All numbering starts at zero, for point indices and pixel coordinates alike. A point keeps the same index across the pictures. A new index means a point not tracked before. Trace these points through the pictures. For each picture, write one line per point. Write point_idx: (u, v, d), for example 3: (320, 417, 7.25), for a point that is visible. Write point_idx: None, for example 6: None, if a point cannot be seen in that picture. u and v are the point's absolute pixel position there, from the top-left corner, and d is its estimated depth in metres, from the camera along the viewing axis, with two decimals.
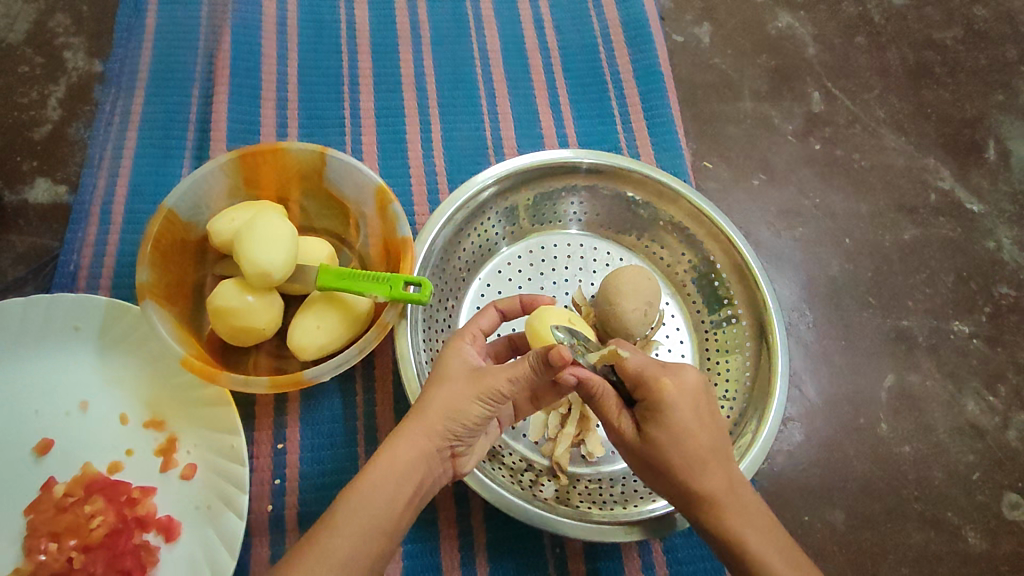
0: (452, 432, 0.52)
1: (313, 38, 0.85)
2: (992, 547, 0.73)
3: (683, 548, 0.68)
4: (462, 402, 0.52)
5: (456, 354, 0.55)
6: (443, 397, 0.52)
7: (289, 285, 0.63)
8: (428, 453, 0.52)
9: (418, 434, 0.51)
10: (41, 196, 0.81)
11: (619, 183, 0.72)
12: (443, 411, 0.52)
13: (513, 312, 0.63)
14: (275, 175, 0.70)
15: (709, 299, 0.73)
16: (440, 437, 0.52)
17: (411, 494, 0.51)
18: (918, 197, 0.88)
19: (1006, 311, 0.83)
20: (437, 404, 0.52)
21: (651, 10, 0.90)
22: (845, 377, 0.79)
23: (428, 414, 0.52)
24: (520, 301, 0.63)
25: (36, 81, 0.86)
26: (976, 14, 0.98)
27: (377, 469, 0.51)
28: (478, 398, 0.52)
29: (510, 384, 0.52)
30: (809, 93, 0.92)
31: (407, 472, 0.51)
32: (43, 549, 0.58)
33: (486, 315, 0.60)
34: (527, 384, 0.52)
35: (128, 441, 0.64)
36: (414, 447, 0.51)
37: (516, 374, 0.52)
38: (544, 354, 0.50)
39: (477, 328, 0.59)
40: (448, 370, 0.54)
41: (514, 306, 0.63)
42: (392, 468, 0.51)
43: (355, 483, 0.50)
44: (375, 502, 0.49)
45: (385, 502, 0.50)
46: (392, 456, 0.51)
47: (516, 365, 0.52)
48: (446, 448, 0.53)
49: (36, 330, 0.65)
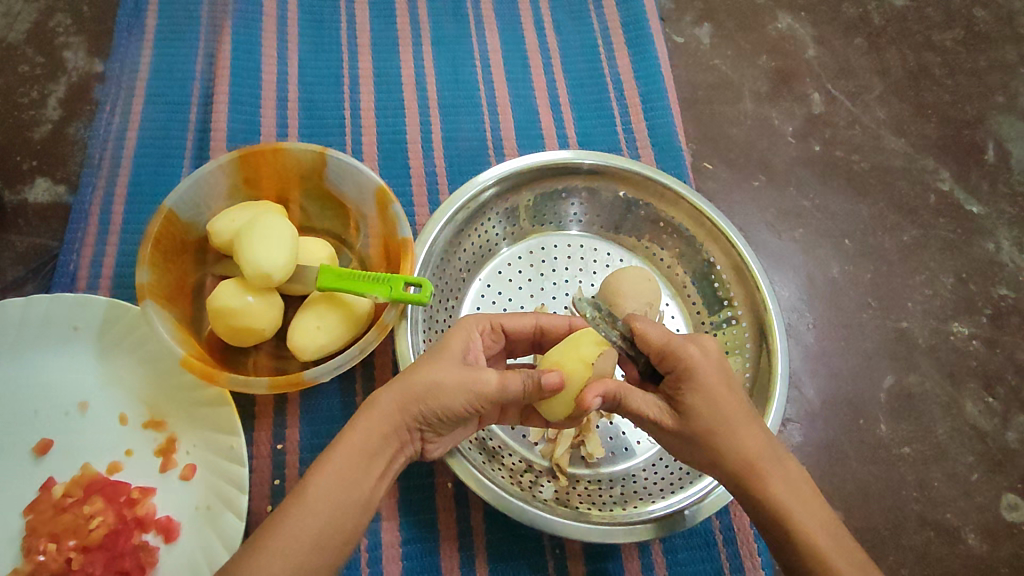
0: (426, 417, 0.51)
1: (314, 38, 0.85)
2: (992, 548, 0.73)
3: (683, 550, 0.68)
4: (445, 391, 0.51)
5: (457, 339, 0.55)
6: (428, 378, 0.51)
7: (290, 286, 0.63)
8: (397, 432, 0.52)
9: (392, 409, 0.51)
10: (41, 196, 0.81)
11: (618, 184, 0.72)
12: (424, 393, 0.51)
13: (553, 330, 0.61)
14: (275, 176, 0.70)
15: (708, 300, 0.73)
16: (412, 418, 0.52)
17: (377, 474, 0.51)
18: (917, 198, 0.88)
19: (1005, 312, 0.83)
20: (418, 385, 0.51)
21: (651, 10, 0.91)
22: (845, 378, 0.79)
23: (406, 393, 0.51)
24: (567, 325, 0.61)
25: (36, 80, 0.86)
26: (976, 16, 0.98)
27: (348, 444, 0.51)
28: (464, 394, 0.50)
29: (498, 388, 0.51)
30: (809, 94, 0.92)
31: (375, 449, 0.51)
32: (42, 550, 0.58)
33: (518, 319, 0.59)
34: (514, 397, 0.52)
35: (128, 441, 0.64)
36: (386, 423, 0.51)
37: (505, 380, 0.51)
38: (539, 381, 0.50)
39: (499, 323, 0.59)
40: (444, 352, 0.53)
41: (559, 325, 0.61)
42: (362, 444, 0.51)
43: (325, 456, 0.50)
44: (343, 479, 0.49)
45: (352, 479, 0.49)
46: (364, 429, 0.51)
47: (507, 373, 0.51)
48: (416, 430, 0.53)
49: (35, 331, 0.64)
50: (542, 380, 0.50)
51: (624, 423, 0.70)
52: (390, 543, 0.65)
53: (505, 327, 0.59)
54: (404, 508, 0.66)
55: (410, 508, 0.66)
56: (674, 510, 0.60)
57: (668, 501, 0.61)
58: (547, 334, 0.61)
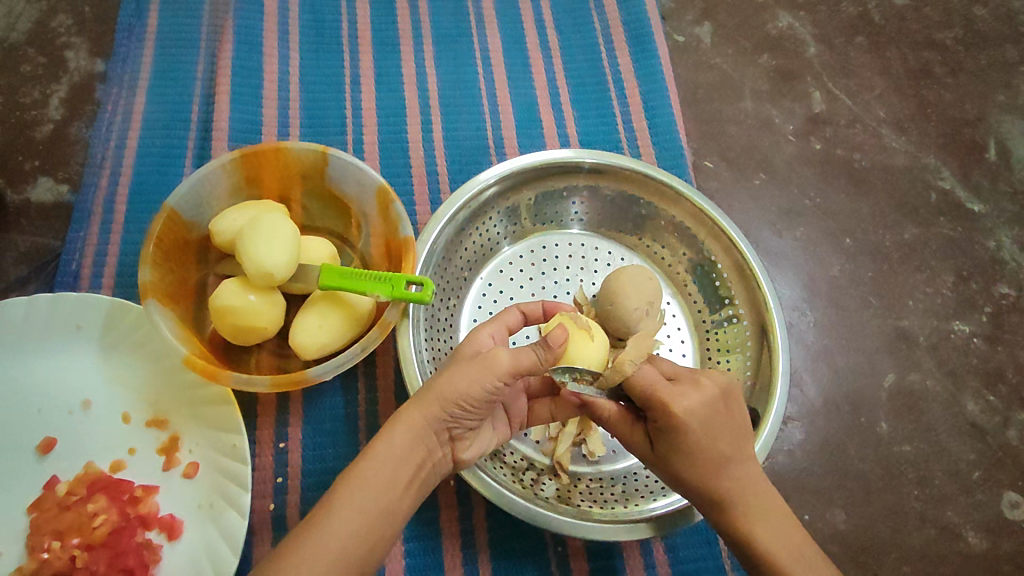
0: (449, 415, 0.52)
1: (315, 38, 0.85)
2: (992, 545, 0.73)
3: (684, 548, 0.68)
4: (462, 381, 0.50)
5: (469, 342, 0.55)
6: (444, 377, 0.51)
7: (291, 284, 0.64)
8: (424, 436, 0.52)
9: (415, 416, 0.52)
10: (44, 195, 0.81)
11: (619, 182, 0.73)
12: (442, 391, 0.51)
13: (534, 317, 0.64)
14: (277, 175, 0.71)
15: (709, 298, 0.74)
16: (436, 420, 0.52)
17: (407, 478, 0.51)
18: (918, 196, 0.88)
19: (1006, 310, 0.83)
20: (437, 387, 0.51)
21: (651, 9, 0.91)
22: (845, 376, 0.79)
23: (427, 397, 0.52)
24: (542, 307, 0.64)
25: (38, 80, 0.87)
26: (977, 14, 0.98)
27: (375, 452, 0.51)
28: (481, 379, 0.50)
29: (512, 365, 0.50)
30: (810, 93, 0.93)
31: (403, 453, 0.51)
32: (46, 547, 0.58)
33: (512, 314, 0.60)
34: (529, 369, 0.51)
35: (132, 439, 0.64)
36: (411, 428, 0.52)
37: (519, 355, 0.51)
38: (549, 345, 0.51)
39: (502, 323, 0.58)
40: (459, 354, 0.54)
41: (536, 309, 0.64)
42: (388, 449, 0.51)
43: (354, 466, 0.51)
44: (372, 485, 0.50)
45: (379, 488, 0.50)
46: (389, 438, 0.52)
47: (519, 349, 0.51)
48: (443, 430, 0.53)
49: (39, 330, 0.65)
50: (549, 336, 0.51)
51: None
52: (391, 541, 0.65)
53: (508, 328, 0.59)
54: None
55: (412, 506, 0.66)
56: (674, 508, 0.60)
57: (668, 499, 0.61)
58: (530, 320, 0.64)
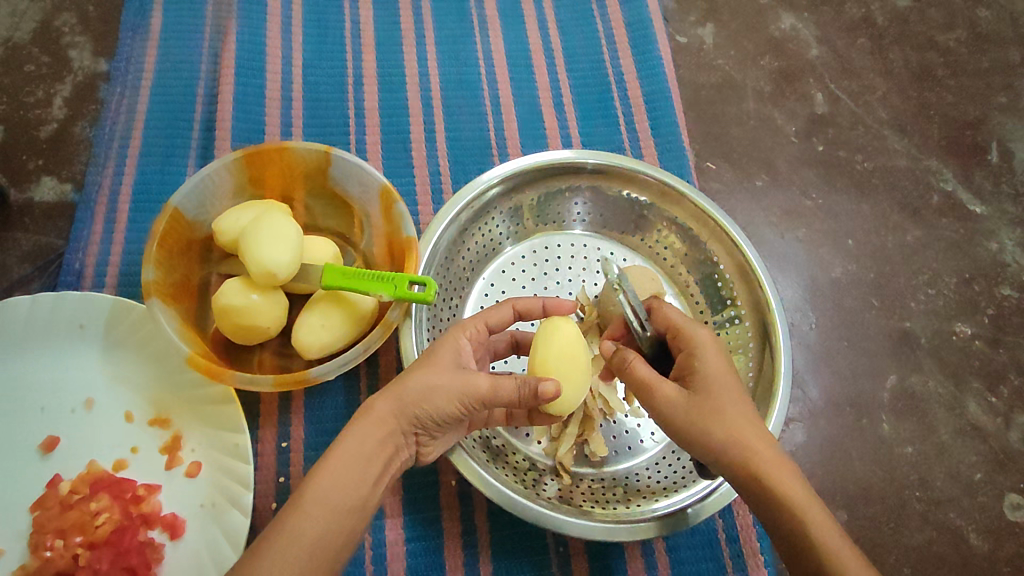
0: (422, 421, 0.53)
1: (318, 38, 0.85)
2: (994, 548, 0.73)
3: (686, 548, 0.68)
4: (439, 394, 0.52)
5: (448, 346, 0.55)
6: (421, 382, 0.52)
7: (294, 284, 0.64)
8: (392, 436, 0.53)
9: (387, 413, 0.52)
10: (47, 195, 0.81)
11: (624, 184, 0.73)
12: (418, 397, 0.52)
13: (530, 313, 0.63)
14: (281, 175, 0.71)
15: (711, 299, 0.74)
16: (407, 421, 0.53)
17: (374, 476, 0.51)
18: (920, 198, 0.88)
19: (1008, 312, 0.83)
20: (415, 388, 0.52)
21: (654, 11, 0.91)
22: (847, 378, 0.79)
23: (402, 395, 0.52)
24: (541, 305, 0.64)
25: (42, 80, 0.87)
26: (979, 17, 0.98)
27: (343, 450, 0.51)
28: (457, 397, 0.52)
29: (489, 391, 0.52)
30: (813, 95, 0.93)
31: (372, 453, 0.51)
32: (49, 546, 0.58)
33: (499, 312, 0.60)
34: (505, 402, 0.52)
35: (134, 438, 0.64)
36: (382, 427, 0.52)
37: (499, 382, 0.52)
38: (535, 390, 0.51)
39: (483, 322, 0.59)
40: (434, 357, 0.54)
41: (534, 307, 0.63)
42: (358, 448, 0.51)
43: (320, 463, 0.51)
44: (341, 483, 0.49)
45: (349, 486, 0.50)
46: (360, 435, 0.51)
47: (501, 377, 0.52)
48: (412, 433, 0.54)
49: (42, 328, 0.65)
50: (539, 388, 0.50)
51: (627, 422, 0.70)
52: (393, 541, 0.65)
53: (489, 327, 0.60)
54: (408, 505, 0.67)
55: (414, 505, 0.67)
56: (676, 509, 0.60)
57: (670, 501, 0.61)
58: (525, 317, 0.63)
